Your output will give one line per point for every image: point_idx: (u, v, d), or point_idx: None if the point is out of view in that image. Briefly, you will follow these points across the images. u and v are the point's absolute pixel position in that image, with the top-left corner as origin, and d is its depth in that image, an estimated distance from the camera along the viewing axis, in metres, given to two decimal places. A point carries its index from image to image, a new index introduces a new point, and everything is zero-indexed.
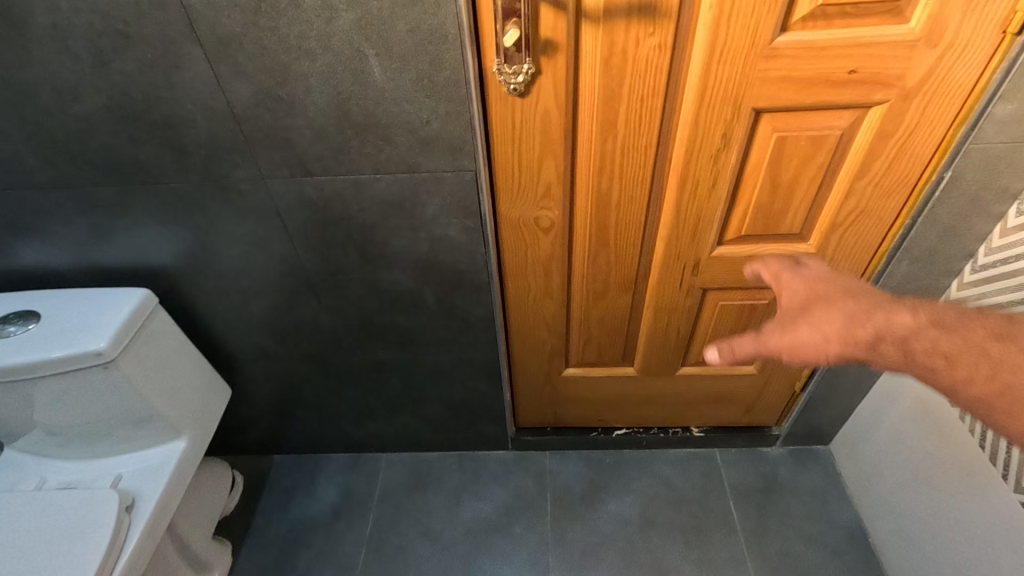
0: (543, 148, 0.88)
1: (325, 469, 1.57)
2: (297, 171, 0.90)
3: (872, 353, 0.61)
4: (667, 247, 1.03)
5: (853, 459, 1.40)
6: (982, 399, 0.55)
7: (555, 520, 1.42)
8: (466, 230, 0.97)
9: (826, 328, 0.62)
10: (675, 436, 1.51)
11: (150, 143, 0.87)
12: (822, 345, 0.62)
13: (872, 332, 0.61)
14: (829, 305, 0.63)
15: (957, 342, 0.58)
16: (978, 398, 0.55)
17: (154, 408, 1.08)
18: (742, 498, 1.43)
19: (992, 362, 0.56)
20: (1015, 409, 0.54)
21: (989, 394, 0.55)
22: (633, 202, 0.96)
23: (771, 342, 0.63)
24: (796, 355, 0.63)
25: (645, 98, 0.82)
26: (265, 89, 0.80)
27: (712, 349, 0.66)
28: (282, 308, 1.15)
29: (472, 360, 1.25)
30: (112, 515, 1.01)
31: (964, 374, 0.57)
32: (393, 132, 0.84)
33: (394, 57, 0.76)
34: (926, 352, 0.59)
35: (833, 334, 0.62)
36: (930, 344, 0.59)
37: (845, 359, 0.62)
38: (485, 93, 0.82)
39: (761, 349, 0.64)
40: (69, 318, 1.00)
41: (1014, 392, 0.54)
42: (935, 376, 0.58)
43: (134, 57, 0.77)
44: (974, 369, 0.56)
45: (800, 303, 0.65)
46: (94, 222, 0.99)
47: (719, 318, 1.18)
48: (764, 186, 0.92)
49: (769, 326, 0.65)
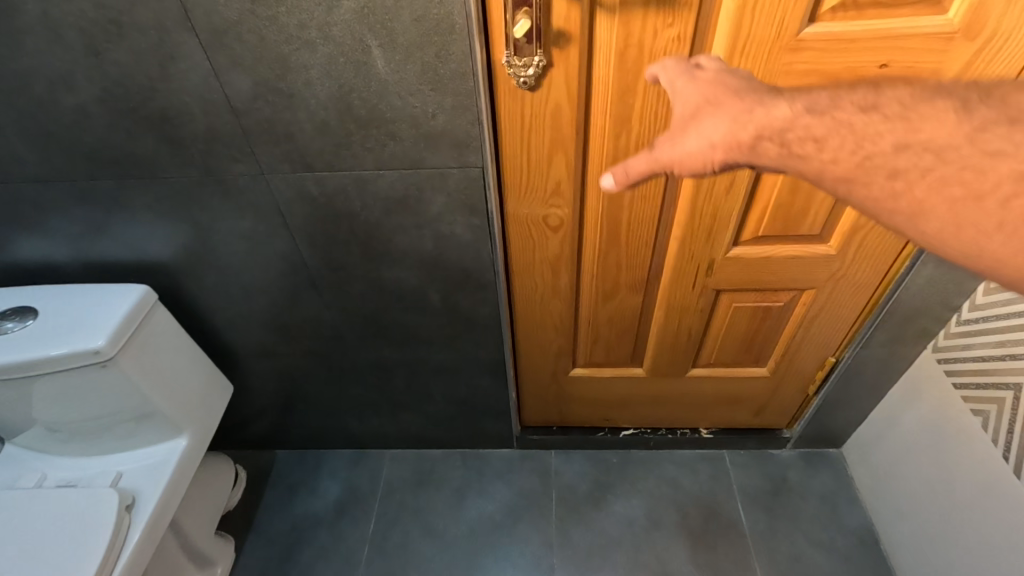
0: (553, 144, 0.84)
1: (328, 465, 1.56)
2: (298, 166, 0.87)
3: (756, 156, 0.54)
4: (680, 247, 1.00)
5: (866, 463, 1.37)
6: (846, 180, 0.50)
7: (559, 520, 1.40)
8: (472, 228, 0.94)
9: (713, 135, 0.55)
10: (683, 437, 1.48)
11: (146, 137, 0.84)
12: (708, 153, 0.56)
13: (755, 132, 0.54)
14: (717, 109, 0.56)
15: (828, 123, 0.51)
16: (843, 179, 0.50)
17: (153, 407, 1.06)
18: (751, 501, 1.40)
19: (856, 137, 0.49)
20: (872, 182, 0.49)
21: (853, 170, 0.49)
22: (647, 200, 0.92)
23: (663, 157, 0.57)
24: (686, 168, 0.56)
25: (662, 93, 0.78)
26: (264, 81, 0.76)
27: (606, 175, 0.58)
28: (284, 306, 1.13)
29: (477, 359, 1.22)
30: (111, 516, 1.00)
31: (830, 155, 0.50)
32: (398, 127, 0.80)
33: (398, 49, 0.72)
34: (800, 137, 0.52)
35: (720, 141, 0.55)
36: (803, 131, 0.52)
37: (735, 166, 0.56)
38: (494, 86, 0.78)
39: (655, 168, 0.57)
40: (66, 315, 0.98)
41: (873, 164, 0.49)
42: (806, 163, 0.52)
43: (127, 47, 0.74)
44: (839, 148, 0.50)
45: (691, 110, 0.58)
46: (91, 217, 0.96)
47: (732, 319, 1.15)
48: (784, 185, 0.89)
49: (661, 141, 0.58)
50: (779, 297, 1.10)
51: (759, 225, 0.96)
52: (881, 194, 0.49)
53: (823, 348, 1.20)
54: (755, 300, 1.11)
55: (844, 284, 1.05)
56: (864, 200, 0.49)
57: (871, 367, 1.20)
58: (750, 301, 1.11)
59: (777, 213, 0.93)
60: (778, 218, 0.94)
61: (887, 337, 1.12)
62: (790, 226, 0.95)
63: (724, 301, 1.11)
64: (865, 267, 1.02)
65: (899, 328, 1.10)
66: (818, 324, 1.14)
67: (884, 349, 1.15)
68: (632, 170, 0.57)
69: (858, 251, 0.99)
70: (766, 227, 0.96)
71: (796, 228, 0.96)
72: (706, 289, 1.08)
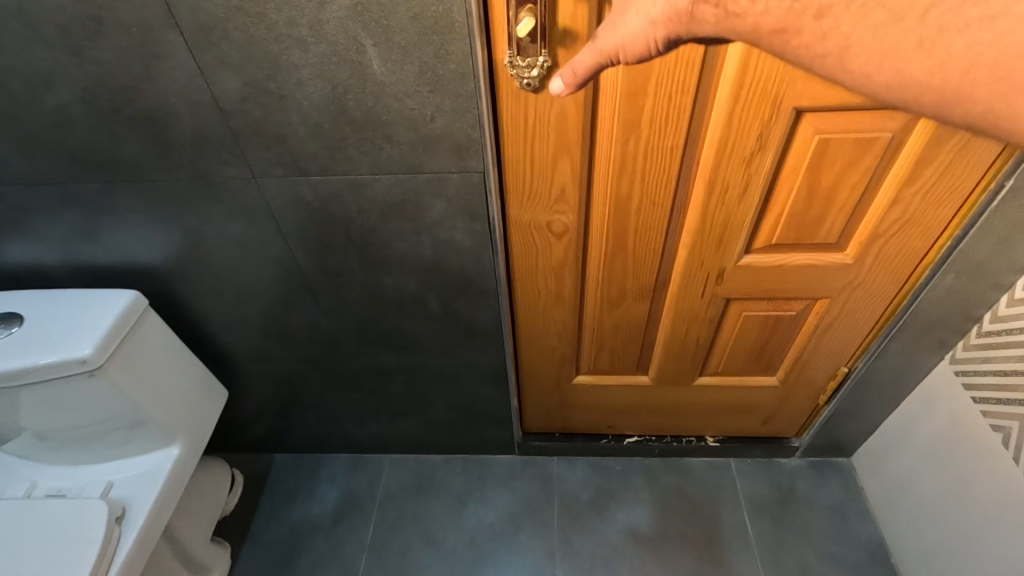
0: (558, 148, 0.80)
1: (326, 470, 1.53)
2: (291, 170, 0.83)
3: (694, 24, 0.52)
4: (689, 255, 0.96)
5: (877, 475, 1.33)
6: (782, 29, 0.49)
7: (562, 529, 1.37)
8: (472, 234, 0.90)
9: (652, 12, 0.52)
10: (689, 445, 1.45)
11: (132, 139, 0.80)
12: (648, 33, 0.53)
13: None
14: None
15: None
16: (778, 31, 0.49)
17: (143, 415, 1.03)
18: (757, 512, 1.37)
19: None
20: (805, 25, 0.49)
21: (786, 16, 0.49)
22: (655, 207, 0.88)
23: (606, 45, 0.55)
24: (631, 54, 0.54)
25: (674, 96, 0.74)
26: (253, 82, 0.73)
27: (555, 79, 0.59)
28: (279, 311, 1.09)
29: (478, 366, 1.19)
30: (101, 528, 0.97)
31: (761, 8, 0.49)
32: (394, 130, 0.76)
33: (394, 48, 0.68)
34: None
35: (659, 17, 0.52)
36: None
37: (679, 41, 0.54)
38: (496, 87, 0.74)
39: (601, 59, 0.55)
40: (52, 322, 0.95)
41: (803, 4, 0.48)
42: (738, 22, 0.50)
43: (108, 45, 0.70)
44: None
45: None
46: (78, 221, 0.93)
47: (742, 328, 1.11)
48: (800, 192, 0.85)
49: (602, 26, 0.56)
50: (791, 306, 1.06)
51: (772, 233, 0.91)
52: (810, 39, 0.49)
53: (835, 358, 1.16)
54: (766, 309, 1.07)
55: (859, 294, 1.01)
56: (797, 50, 0.49)
57: (885, 378, 1.16)
58: (760, 310, 1.07)
59: (792, 221, 0.89)
60: (792, 226, 0.90)
61: (903, 347, 1.08)
62: (805, 234, 0.91)
63: (733, 310, 1.07)
64: (882, 277, 0.98)
65: (916, 338, 1.06)
66: (830, 334, 1.10)
67: (900, 360, 1.11)
68: (577, 70, 0.57)
69: (876, 260, 0.95)
70: (780, 235, 0.92)
71: (811, 237, 0.92)
72: (715, 298, 1.04)
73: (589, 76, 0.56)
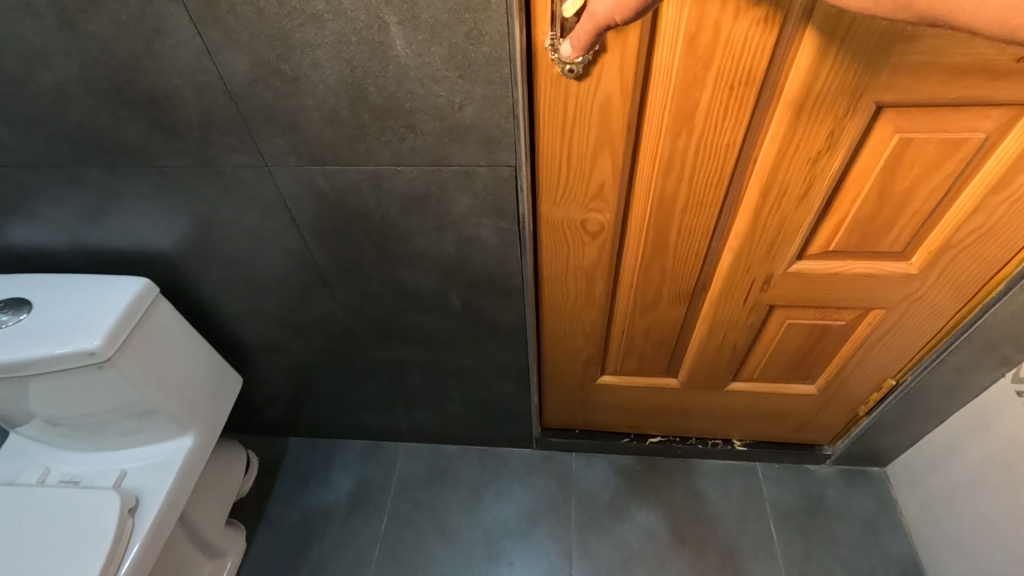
0: (599, 142, 0.72)
1: (341, 457, 1.51)
2: (306, 159, 0.76)
3: None
4: (735, 260, 0.88)
5: (915, 491, 1.26)
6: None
7: (579, 529, 1.34)
8: (499, 232, 0.83)
9: None
10: (714, 448, 1.39)
11: (135, 122, 0.74)
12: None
13: None
14: None
15: None
16: None
17: (155, 406, 1.00)
18: (785, 521, 1.32)
19: None
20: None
21: None
22: (702, 208, 0.80)
23: (600, 11, 0.52)
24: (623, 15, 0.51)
25: (737, 86, 0.65)
26: (264, 62, 0.65)
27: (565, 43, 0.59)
28: (293, 302, 1.04)
29: (499, 363, 1.13)
30: (114, 519, 0.95)
31: None
32: (418, 118, 0.69)
33: (420, 27, 0.60)
34: None
35: None
36: None
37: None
38: (533, 73, 0.66)
39: (598, 27, 0.54)
40: (60, 310, 0.91)
41: None
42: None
43: (105, 19, 0.63)
44: None
45: None
46: (83, 204, 0.88)
47: (784, 336, 1.03)
48: (869, 197, 0.76)
49: None
50: (841, 315, 0.97)
51: (831, 239, 0.83)
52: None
53: (882, 370, 1.08)
54: (812, 318, 0.99)
55: (918, 307, 0.93)
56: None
57: (936, 392, 1.08)
58: (807, 318, 0.99)
59: (854, 228, 0.80)
60: (854, 234, 0.81)
61: (961, 363, 1.00)
62: (867, 243, 0.82)
63: (776, 317, 1.00)
64: (946, 290, 0.89)
65: (977, 354, 0.97)
66: (880, 346, 1.02)
67: (955, 375, 1.03)
68: (580, 36, 0.56)
69: (944, 272, 0.86)
70: (839, 242, 0.83)
71: (874, 245, 0.83)
72: (758, 304, 0.96)
73: (589, 41, 0.56)
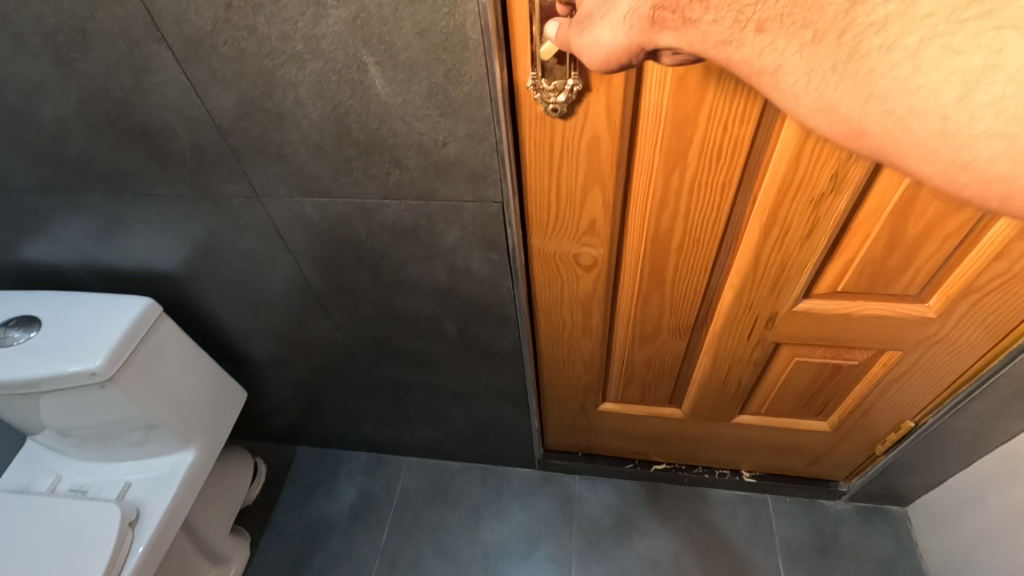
0: (588, 179, 0.69)
1: (346, 467, 1.52)
2: (295, 191, 0.76)
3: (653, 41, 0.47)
4: (738, 297, 0.84)
5: (938, 535, 1.19)
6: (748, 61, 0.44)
7: (579, 554, 1.31)
8: (490, 263, 0.82)
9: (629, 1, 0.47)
10: (723, 478, 1.35)
11: (131, 152, 0.75)
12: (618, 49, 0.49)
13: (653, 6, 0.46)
14: None
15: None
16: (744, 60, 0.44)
17: (157, 421, 1.02)
18: (794, 558, 1.26)
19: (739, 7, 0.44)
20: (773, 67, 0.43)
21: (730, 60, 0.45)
22: (699, 245, 0.77)
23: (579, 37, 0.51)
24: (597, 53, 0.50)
25: (732, 126, 0.62)
26: (249, 99, 0.65)
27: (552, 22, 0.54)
28: (293, 322, 1.05)
29: (497, 386, 1.12)
30: (113, 532, 0.97)
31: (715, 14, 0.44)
32: (404, 154, 0.68)
33: (400, 67, 0.59)
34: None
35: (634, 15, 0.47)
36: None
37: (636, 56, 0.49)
38: (516, 111, 0.63)
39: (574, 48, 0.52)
40: (67, 328, 0.94)
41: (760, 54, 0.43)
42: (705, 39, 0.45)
43: (96, 57, 0.64)
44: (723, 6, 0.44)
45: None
46: (90, 226, 0.90)
47: (794, 373, 0.99)
48: (879, 239, 0.71)
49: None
50: (853, 355, 0.92)
51: (839, 280, 0.78)
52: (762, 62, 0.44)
53: (901, 410, 1.02)
54: (823, 356, 0.94)
55: (938, 349, 0.87)
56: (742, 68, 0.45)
57: (961, 436, 1.01)
58: (815, 356, 0.94)
59: (864, 269, 0.76)
60: (865, 275, 0.77)
61: (987, 409, 0.93)
62: (879, 284, 0.78)
63: (784, 354, 0.95)
64: (971, 333, 0.83)
65: (1005, 401, 0.91)
66: (898, 386, 0.96)
67: (980, 421, 0.96)
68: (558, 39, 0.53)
69: (967, 316, 0.80)
70: (849, 283, 0.78)
71: (886, 287, 0.78)
72: (763, 341, 0.92)
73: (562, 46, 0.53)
